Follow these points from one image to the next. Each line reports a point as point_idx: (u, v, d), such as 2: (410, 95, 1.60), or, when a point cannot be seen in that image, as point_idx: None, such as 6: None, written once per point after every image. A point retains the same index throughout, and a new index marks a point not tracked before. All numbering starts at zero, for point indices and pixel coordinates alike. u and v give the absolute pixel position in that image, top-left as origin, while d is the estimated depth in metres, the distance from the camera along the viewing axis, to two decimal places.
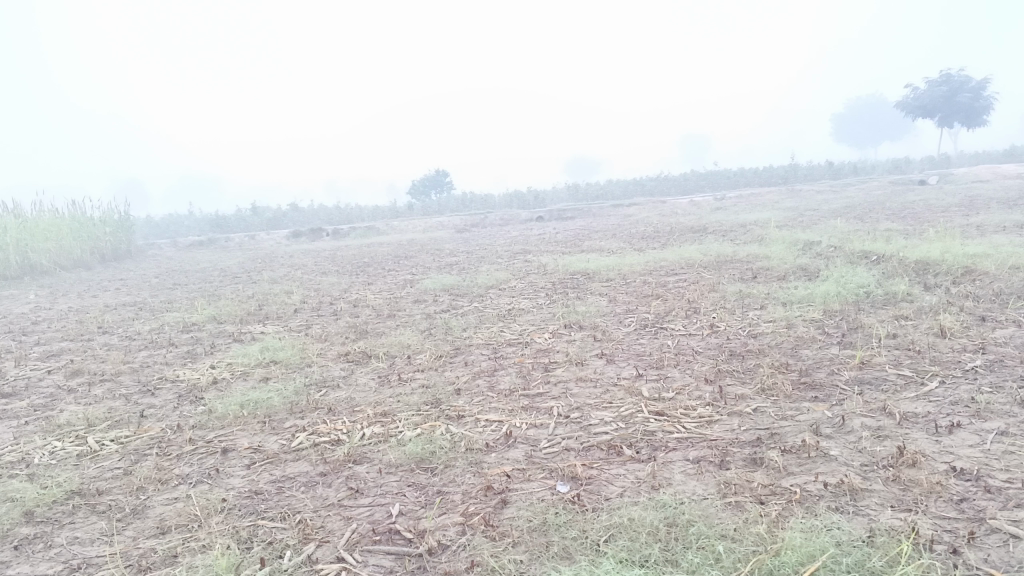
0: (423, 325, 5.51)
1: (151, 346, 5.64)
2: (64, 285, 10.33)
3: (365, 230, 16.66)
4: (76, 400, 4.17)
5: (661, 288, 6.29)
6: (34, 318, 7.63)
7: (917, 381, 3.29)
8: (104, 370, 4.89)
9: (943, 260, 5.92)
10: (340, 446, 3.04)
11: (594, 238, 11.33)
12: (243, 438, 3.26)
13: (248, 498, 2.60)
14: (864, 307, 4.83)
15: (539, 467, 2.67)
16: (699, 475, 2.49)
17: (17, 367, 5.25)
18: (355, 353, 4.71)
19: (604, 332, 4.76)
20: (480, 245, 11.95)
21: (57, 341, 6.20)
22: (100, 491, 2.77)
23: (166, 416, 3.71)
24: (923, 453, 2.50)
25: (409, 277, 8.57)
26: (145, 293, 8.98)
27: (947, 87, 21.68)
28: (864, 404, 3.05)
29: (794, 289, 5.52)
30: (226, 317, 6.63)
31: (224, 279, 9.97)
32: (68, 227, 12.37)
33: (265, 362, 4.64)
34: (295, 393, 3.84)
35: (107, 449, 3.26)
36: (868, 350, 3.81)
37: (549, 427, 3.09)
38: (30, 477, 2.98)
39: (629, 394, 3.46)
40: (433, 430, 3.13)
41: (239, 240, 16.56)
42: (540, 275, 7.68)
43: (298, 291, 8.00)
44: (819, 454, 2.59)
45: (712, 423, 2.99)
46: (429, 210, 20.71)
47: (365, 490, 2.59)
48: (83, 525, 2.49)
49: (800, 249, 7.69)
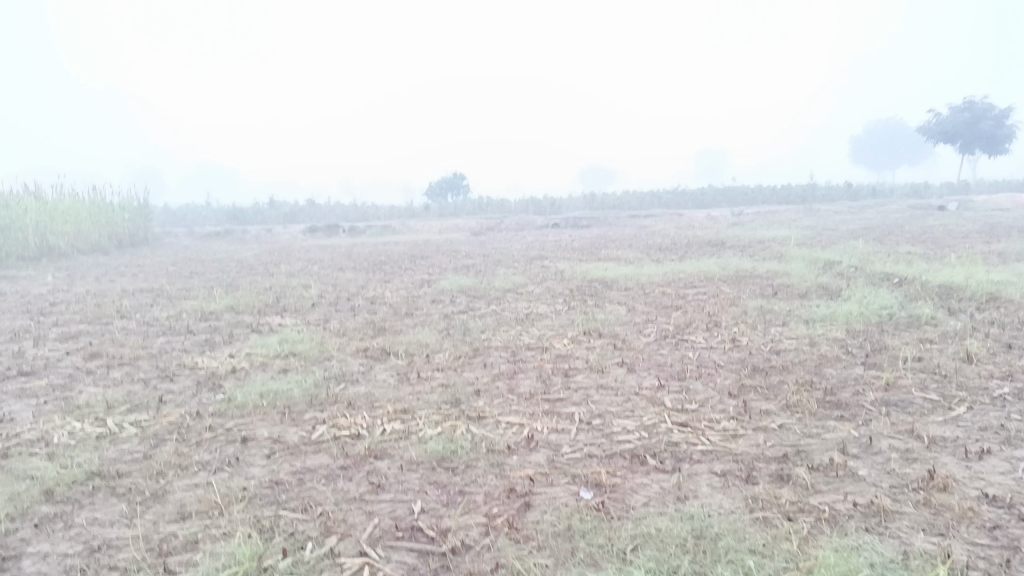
0: (442, 325, 5.50)
1: (169, 332, 5.66)
2: (81, 269, 10.35)
3: (380, 228, 16.66)
4: (94, 382, 4.18)
5: (680, 300, 6.26)
6: (53, 299, 7.67)
7: (945, 406, 3.24)
8: (123, 354, 4.90)
9: (967, 286, 5.88)
10: (360, 440, 3.03)
11: (612, 247, 11.33)
12: (263, 428, 3.25)
13: (269, 488, 2.58)
14: (887, 328, 4.79)
15: (561, 472, 2.65)
16: (726, 489, 2.47)
17: (35, 347, 5.27)
18: (375, 349, 4.70)
19: (624, 341, 4.73)
20: (496, 248, 11.97)
21: (75, 323, 6.22)
22: (120, 473, 2.77)
23: (185, 402, 3.71)
24: (953, 478, 2.47)
25: (426, 277, 8.55)
26: (162, 281, 9.00)
27: (971, 113, 21.55)
28: (891, 426, 3.01)
29: (816, 307, 5.49)
30: (244, 307, 6.65)
31: (241, 270, 10.01)
32: (86, 211, 12.44)
33: (284, 354, 4.63)
34: (315, 386, 3.83)
35: (126, 432, 3.25)
36: (893, 372, 3.77)
37: (571, 433, 3.07)
38: (49, 456, 2.98)
39: (651, 403, 3.43)
40: (454, 430, 3.11)
41: (255, 232, 16.61)
42: (558, 281, 7.67)
43: (315, 285, 8.00)
44: (846, 473, 2.56)
45: (736, 437, 2.96)
46: (445, 211, 20.73)
47: (387, 486, 2.57)
48: (103, 507, 2.48)
49: (820, 268, 7.66)
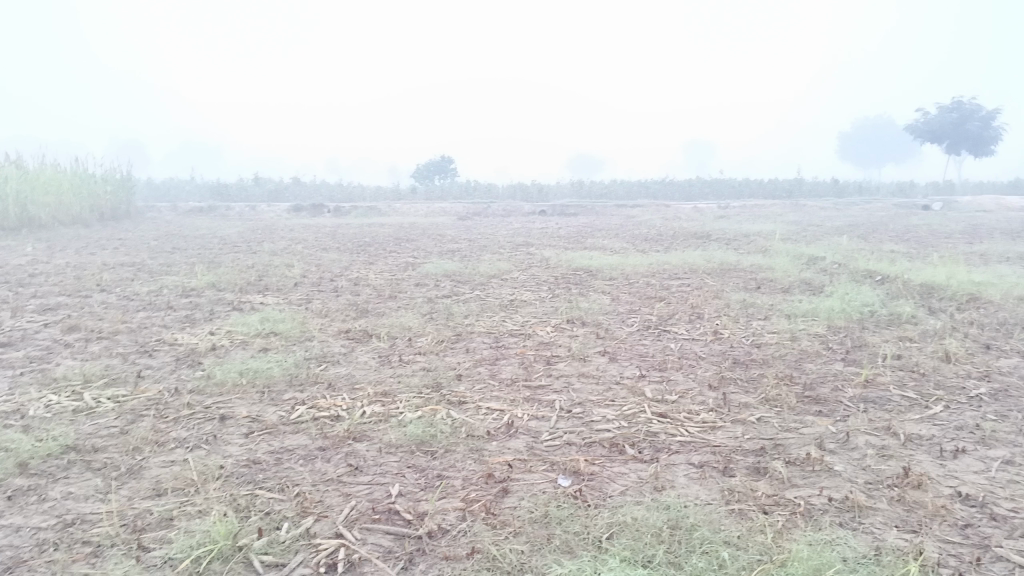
0: (425, 308, 5.49)
1: (149, 307, 5.61)
2: (61, 241, 10.23)
3: (366, 210, 16.56)
4: (72, 355, 4.14)
5: (664, 290, 6.28)
6: (32, 270, 7.59)
7: (922, 404, 3.27)
8: (102, 328, 4.85)
9: (948, 286, 5.93)
10: (340, 422, 3.02)
11: (598, 236, 11.34)
12: (242, 406, 3.24)
13: (246, 467, 2.57)
14: (868, 325, 4.83)
15: (540, 459, 2.65)
16: (703, 480, 2.48)
17: (13, 318, 5.21)
18: (357, 331, 4.68)
19: (606, 331, 4.74)
20: (482, 234, 11.94)
21: (54, 296, 6.15)
22: (96, 448, 2.74)
23: (164, 378, 3.68)
24: (928, 475, 2.49)
25: (411, 261, 8.52)
26: (143, 255, 8.92)
27: (958, 114, 21.67)
28: (868, 423, 3.04)
29: (798, 302, 5.52)
30: (226, 285, 6.60)
31: (224, 247, 9.93)
32: (68, 182, 12.29)
33: (265, 332, 4.61)
34: (295, 366, 3.82)
35: (103, 407, 3.22)
36: (872, 369, 3.80)
37: (551, 420, 3.07)
38: (24, 429, 2.95)
39: (631, 393, 3.44)
40: (434, 414, 3.11)
41: (239, 210, 16.47)
42: (543, 268, 7.67)
43: (299, 265, 7.96)
44: (823, 468, 2.58)
45: (715, 429, 2.97)
46: (432, 194, 20.66)
47: (365, 468, 2.56)
48: (78, 481, 2.46)
49: (804, 263, 7.69)
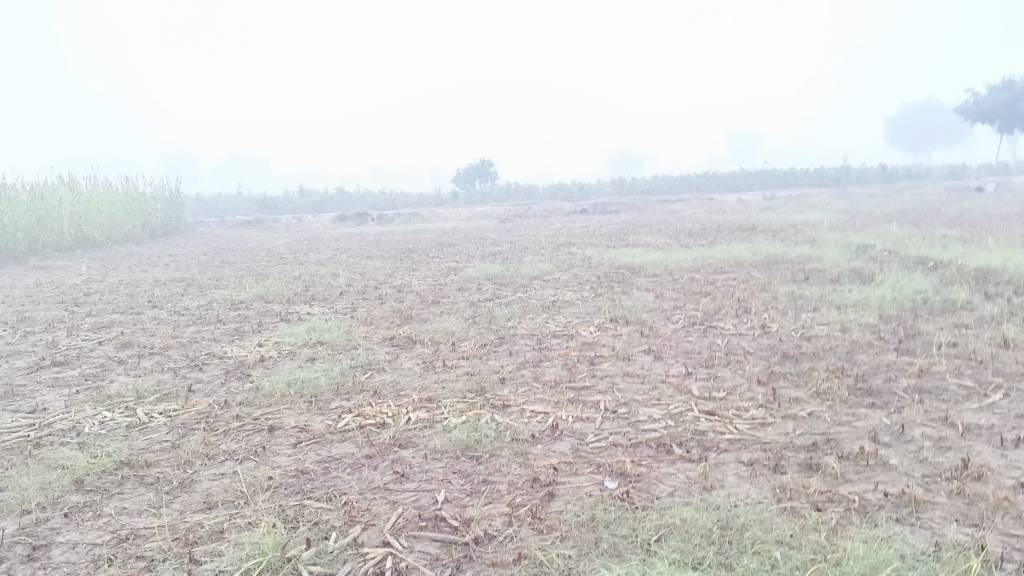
0: (468, 313, 5.49)
1: (199, 321, 5.71)
2: (115, 259, 10.49)
3: (409, 216, 16.68)
4: (126, 372, 4.23)
5: (709, 285, 6.20)
6: (87, 289, 7.79)
7: (980, 393, 3.17)
8: (154, 343, 4.95)
9: (1005, 269, 5.75)
10: (385, 429, 3.03)
11: (640, 232, 11.25)
12: (290, 417, 3.27)
13: (294, 477, 2.59)
14: (921, 313, 4.70)
15: (586, 461, 2.63)
16: (753, 478, 2.43)
17: (69, 337, 5.35)
18: (401, 337, 4.70)
19: (651, 328, 4.69)
20: (524, 235, 11.93)
21: (108, 313, 6.30)
22: (149, 463, 2.80)
23: (214, 391, 3.74)
24: (989, 467, 2.41)
25: (454, 265, 8.54)
26: (193, 270, 9.10)
27: (1010, 92, 21.02)
28: (924, 413, 2.95)
29: (848, 292, 5.40)
30: (273, 296, 6.69)
31: (270, 259, 10.08)
32: (119, 202, 12.60)
33: (311, 342, 4.66)
34: (341, 375, 3.85)
35: (155, 421, 3.29)
36: (927, 358, 3.69)
37: (597, 421, 3.04)
38: (80, 446, 3.02)
39: (678, 391, 3.39)
40: (478, 419, 3.10)
41: (284, 222, 16.71)
42: (586, 267, 7.63)
43: (343, 274, 8.04)
44: (878, 462, 2.51)
45: (764, 426, 2.92)
46: (473, 198, 20.71)
47: (411, 475, 2.56)
48: (132, 496, 2.51)
49: (853, 252, 7.53)
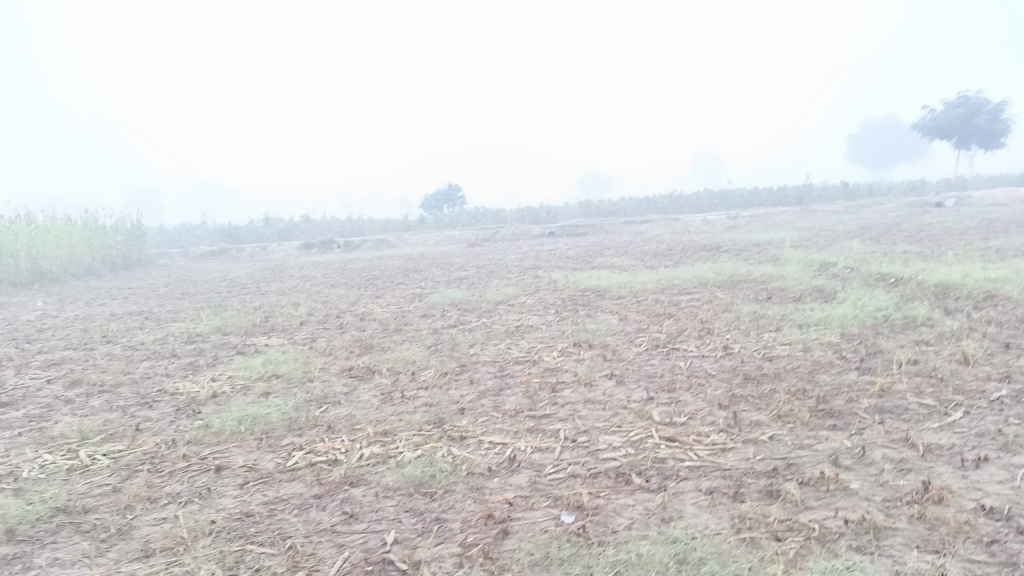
0: (430, 340, 5.40)
1: (153, 356, 5.56)
2: (72, 293, 10.25)
3: (376, 242, 16.56)
4: (72, 412, 4.07)
5: (673, 307, 6.16)
6: (41, 325, 7.59)
7: (941, 412, 3.14)
8: (104, 381, 4.79)
9: (964, 284, 5.78)
10: (337, 466, 2.93)
11: (606, 254, 11.24)
12: (238, 455, 3.16)
13: (238, 520, 2.48)
14: (882, 331, 4.69)
15: (543, 495, 2.55)
16: (713, 507, 2.37)
17: (17, 376, 5.17)
18: (359, 368, 4.60)
19: (614, 352, 4.63)
20: (490, 260, 11.88)
21: (60, 350, 6.11)
22: (87, 509, 2.67)
23: (162, 430, 3.61)
24: (949, 489, 2.36)
25: (418, 292, 8.44)
26: (152, 303, 8.92)
27: (965, 109, 21.42)
28: (885, 435, 2.91)
29: (811, 311, 5.39)
30: (232, 328, 6.55)
31: (232, 290, 9.91)
32: (78, 234, 12.36)
33: (267, 376, 4.53)
34: (295, 410, 3.73)
35: (98, 464, 3.15)
36: (888, 377, 3.66)
37: (555, 451, 2.97)
38: (16, 492, 2.88)
39: (639, 418, 3.33)
40: (433, 452, 3.01)
41: (249, 251, 16.51)
42: (550, 291, 7.58)
43: (305, 304, 7.92)
44: (838, 487, 2.46)
45: (725, 451, 2.86)
46: (441, 223, 20.65)
47: (361, 515, 2.46)
48: (66, 545, 2.39)
49: (816, 270, 7.56)
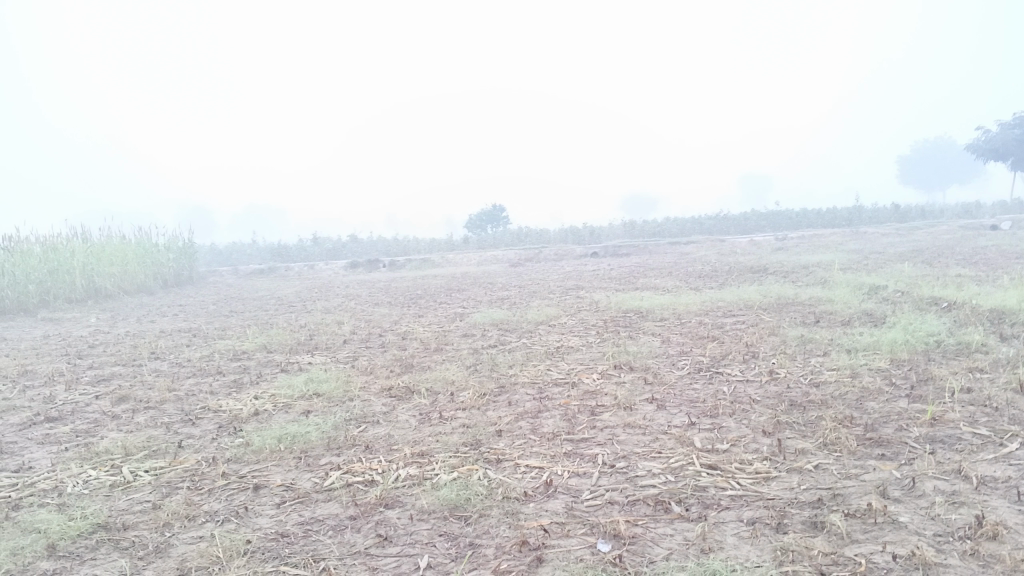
0: (470, 361, 5.38)
1: (198, 373, 5.64)
2: (125, 310, 10.50)
3: (420, 262, 16.68)
4: (118, 427, 4.14)
5: (717, 329, 6.07)
6: (92, 341, 7.77)
7: (996, 442, 3.02)
8: (150, 397, 4.87)
9: (1020, 309, 5.60)
10: (373, 487, 2.92)
11: (650, 275, 11.17)
12: (277, 474, 3.17)
13: (273, 541, 2.48)
14: (934, 357, 4.55)
15: (579, 522, 2.50)
16: (754, 539, 2.30)
17: (67, 391, 5.28)
18: (399, 388, 4.59)
19: (655, 375, 4.57)
20: (533, 279, 11.88)
21: (110, 366, 6.24)
22: (126, 525, 2.70)
23: (203, 447, 3.64)
24: (1005, 524, 2.26)
25: (460, 311, 8.47)
26: (200, 320, 9.07)
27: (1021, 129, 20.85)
28: (936, 465, 2.81)
29: (859, 335, 5.26)
30: (276, 346, 6.62)
31: (279, 307, 10.05)
32: (132, 253, 12.67)
33: (307, 394, 4.56)
34: (333, 429, 3.74)
35: (140, 480, 3.20)
36: (940, 405, 3.55)
37: (593, 476, 2.92)
38: (59, 507, 2.93)
39: (680, 443, 3.26)
40: (470, 475, 2.99)
41: (296, 269, 16.74)
42: (592, 312, 7.54)
43: (349, 322, 7.98)
44: (887, 520, 2.37)
45: (768, 480, 2.79)
46: (485, 243, 20.73)
47: (394, 538, 2.44)
48: (104, 562, 2.41)
49: (864, 293, 7.40)
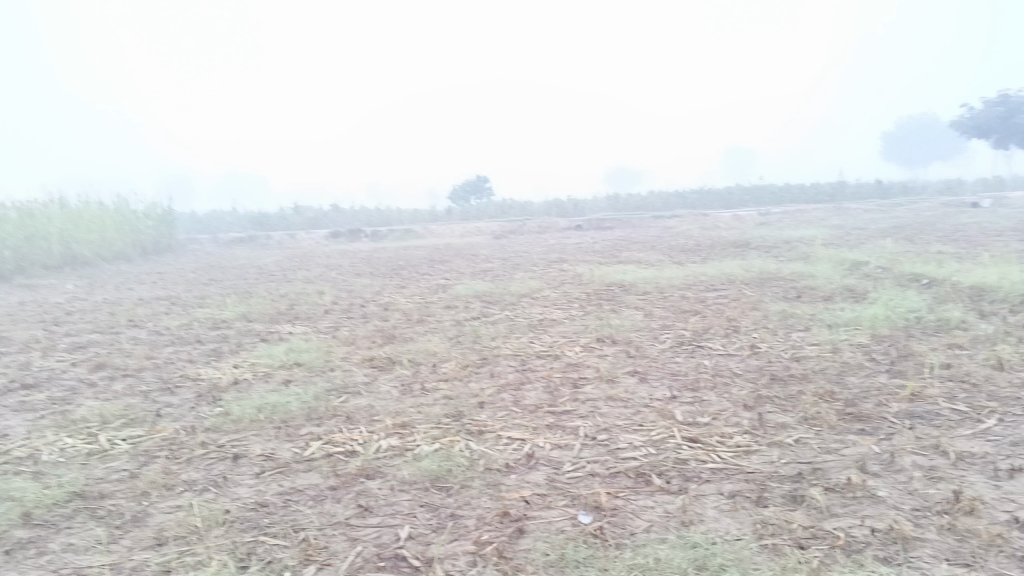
0: (452, 332, 5.35)
1: (177, 342, 5.58)
2: (103, 277, 10.36)
3: (403, 232, 16.58)
4: (95, 395, 4.09)
5: (700, 304, 6.07)
6: (69, 308, 7.66)
7: (974, 418, 3.05)
8: (128, 365, 4.82)
9: (999, 287, 5.64)
10: (353, 458, 2.90)
11: (634, 249, 11.16)
12: (256, 444, 3.14)
13: (252, 511, 2.46)
14: (914, 333, 4.57)
15: (560, 494, 2.50)
16: (734, 512, 2.31)
17: (43, 358, 5.22)
18: (380, 358, 4.57)
19: (638, 349, 4.57)
20: (516, 252, 11.83)
21: (86, 333, 6.15)
22: (103, 494, 2.67)
23: (182, 416, 3.61)
24: (981, 500, 2.28)
25: (443, 282, 8.43)
26: (180, 289, 8.96)
27: (1005, 107, 20.90)
28: (915, 441, 2.83)
29: (840, 311, 5.28)
30: (256, 315, 6.56)
31: (260, 277, 9.96)
32: (110, 219, 12.49)
33: (288, 364, 4.53)
34: (314, 399, 3.71)
35: (117, 449, 3.16)
36: (920, 381, 3.57)
37: (575, 449, 2.92)
38: (34, 475, 2.89)
39: (661, 417, 3.27)
40: (451, 446, 2.97)
41: (276, 238, 16.58)
42: (575, 285, 7.52)
43: (330, 292, 7.92)
44: (866, 494, 2.38)
45: (749, 454, 2.79)
46: (469, 214, 20.64)
47: (375, 509, 2.43)
48: (81, 531, 2.38)
49: (846, 269, 7.42)
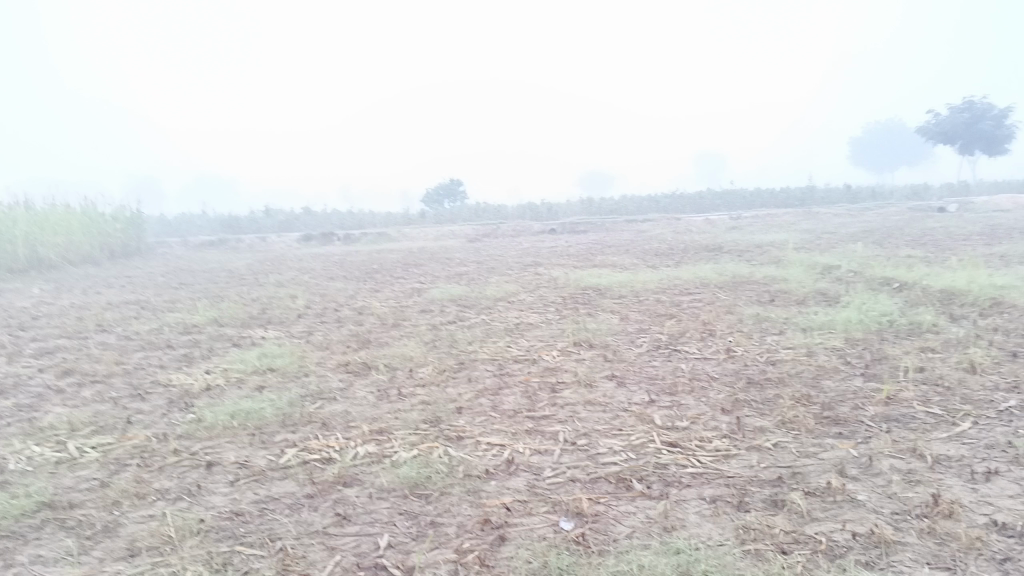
0: (428, 337, 5.31)
1: (147, 347, 5.48)
2: (70, 281, 10.17)
3: (376, 236, 16.48)
4: (62, 402, 4.00)
5: (675, 307, 6.08)
6: (35, 312, 7.51)
7: (948, 421, 3.07)
8: (97, 371, 4.72)
9: (969, 291, 5.71)
10: (331, 465, 2.86)
11: (608, 253, 11.17)
12: (230, 451, 3.09)
13: (228, 520, 2.41)
14: (887, 337, 4.62)
15: (542, 500, 2.48)
16: (716, 517, 2.30)
17: (8, 364, 5.10)
18: (355, 363, 4.52)
19: (615, 353, 4.56)
20: (490, 255, 11.80)
21: (53, 338, 6.02)
22: (73, 504, 2.60)
23: (154, 423, 3.54)
24: (959, 503, 2.30)
25: (417, 286, 8.37)
26: (149, 293, 8.82)
27: (970, 114, 21.28)
28: (892, 444, 2.85)
29: (814, 314, 5.31)
30: (228, 320, 6.47)
31: (231, 280, 9.83)
32: (77, 222, 12.28)
33: (261, 369, 4.46)
34: (289, 405, 3.66)
35: (87, 457, 3.09)
36: (895, 384, 3.59)
37: (555, 454, 2.90)
38: (1, 484, 2.81)
39: (640, 421, 3.26)
40: (430, 453, 2.94)
41: (247, 241, 16.40)
42: (550, 289, 7.51)
43: (303, 296, 7.83)
44: (845, 498, 2.39)
45: (728, 458, 2.79)
46: (442, 217, 20.57)
47: (353, 517, 2.40)
48: (49, 542, 2.32)
49: (819, 273, 7.49)
